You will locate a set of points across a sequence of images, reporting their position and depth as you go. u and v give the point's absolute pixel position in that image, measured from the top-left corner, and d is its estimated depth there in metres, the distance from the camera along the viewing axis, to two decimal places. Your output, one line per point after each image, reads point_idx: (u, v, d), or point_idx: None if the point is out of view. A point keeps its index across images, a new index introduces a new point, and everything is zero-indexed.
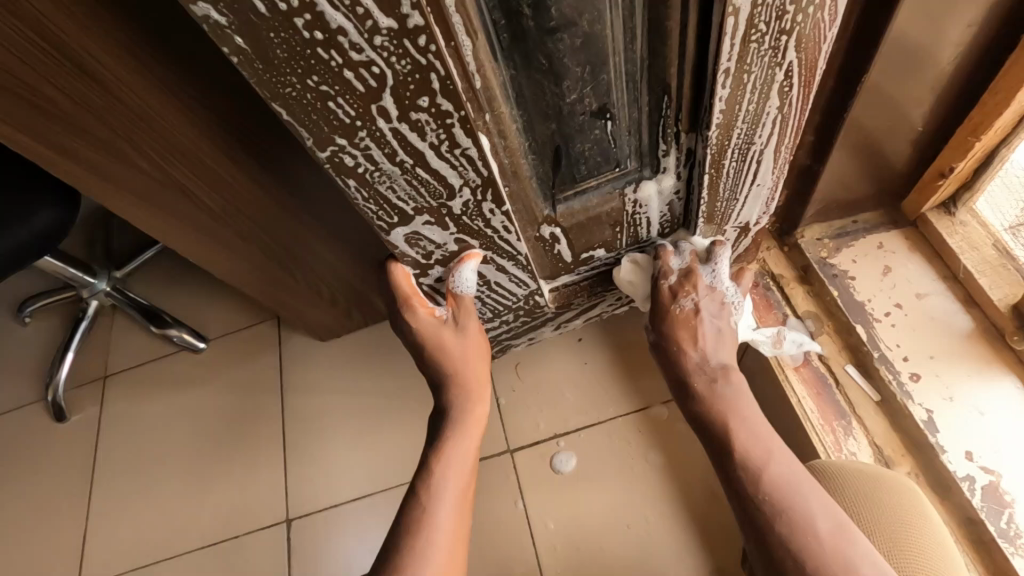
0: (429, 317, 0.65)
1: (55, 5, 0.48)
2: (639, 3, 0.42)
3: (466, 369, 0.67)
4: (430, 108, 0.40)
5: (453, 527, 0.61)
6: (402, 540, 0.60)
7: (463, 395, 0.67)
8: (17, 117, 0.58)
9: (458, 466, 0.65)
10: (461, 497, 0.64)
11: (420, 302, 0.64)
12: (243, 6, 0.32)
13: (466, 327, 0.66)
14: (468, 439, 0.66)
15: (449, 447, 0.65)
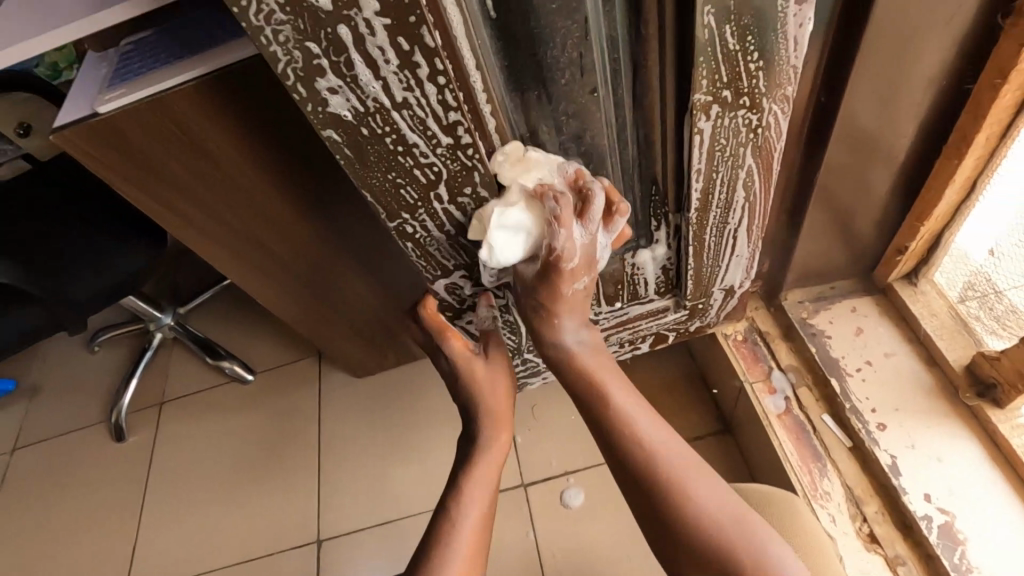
0: (463, 349, 0.71)
1: (194, 101, 0.68)
2: (629, 122, 0.57)
3: (493, 392, 0.72)
4: (471, 194, 0.55)
5: (474, 531, 0.64)
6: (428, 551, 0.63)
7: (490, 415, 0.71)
8: (147, 185, 0.76)
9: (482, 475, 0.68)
10: (486, 516, 0.66)
11: (454, 335, 0.71)
12: (354, 130, 0.48)
13: (498, 364, 0.73)
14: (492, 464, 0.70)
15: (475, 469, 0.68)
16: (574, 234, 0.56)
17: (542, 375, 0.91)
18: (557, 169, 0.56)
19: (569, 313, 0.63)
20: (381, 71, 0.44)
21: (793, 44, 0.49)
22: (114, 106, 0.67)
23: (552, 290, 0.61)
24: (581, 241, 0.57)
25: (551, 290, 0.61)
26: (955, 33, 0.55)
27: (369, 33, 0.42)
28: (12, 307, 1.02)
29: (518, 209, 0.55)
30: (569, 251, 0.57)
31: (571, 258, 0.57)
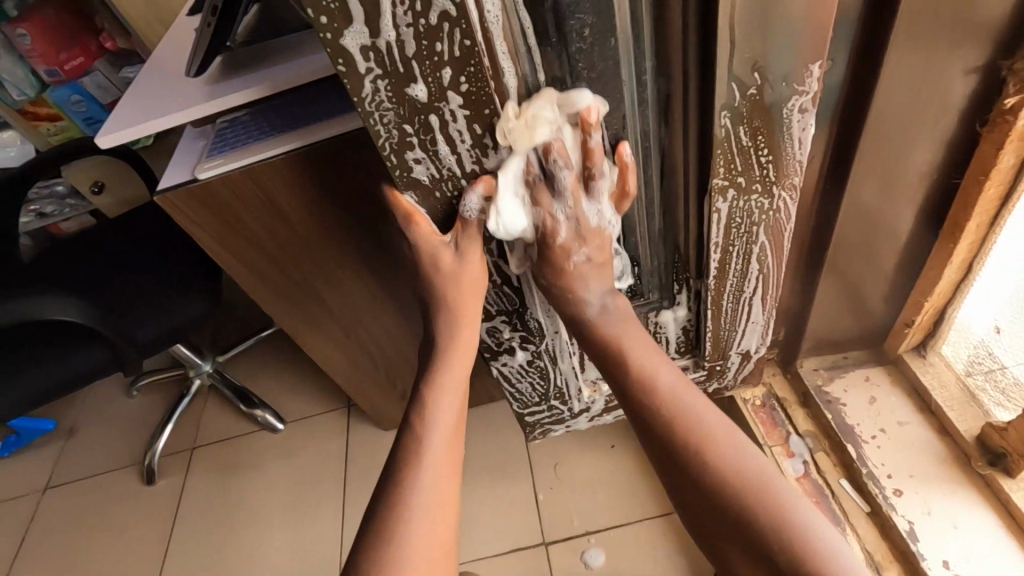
0: (430, 235, 0.61)
1: (280, 172, 0.80)
2: (657, 200, 0.66)
3: (457, 336, 0.67)
4: (517, 249, 0.65)
5: (449, 423, 0.65)
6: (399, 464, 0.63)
7: (455, 365, 0.67)
8: (225, 241, 0.87)
9: (439, 427, 0.65)
10: (455, 424, 0.66)
11: (422, 220, 0.60)
12: (428, 193, 0.58)
13: (463, 271, 0.63)
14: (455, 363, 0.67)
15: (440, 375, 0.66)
16: (555, 210, 0.60)
17: (565, 423, 0.96)
18: (556, 128, 0.55)
19: (597, 254, 0.64)
20: (456, 148, 0.55)
21: (798, 144, 0.59)
22: (214, 172, 0.78)
23: (562, 254, 0.63)
24: (587, 211, 0.61)
25: (551, 256, 0.63)
26: (941, 134, 0.63)
27: (451, 120, 0.52)
28: (77, 348, 1.13)
29: (515, 191, 0.58)
30: (574, 226, 0.61)
31: (561, 232, 0.61)
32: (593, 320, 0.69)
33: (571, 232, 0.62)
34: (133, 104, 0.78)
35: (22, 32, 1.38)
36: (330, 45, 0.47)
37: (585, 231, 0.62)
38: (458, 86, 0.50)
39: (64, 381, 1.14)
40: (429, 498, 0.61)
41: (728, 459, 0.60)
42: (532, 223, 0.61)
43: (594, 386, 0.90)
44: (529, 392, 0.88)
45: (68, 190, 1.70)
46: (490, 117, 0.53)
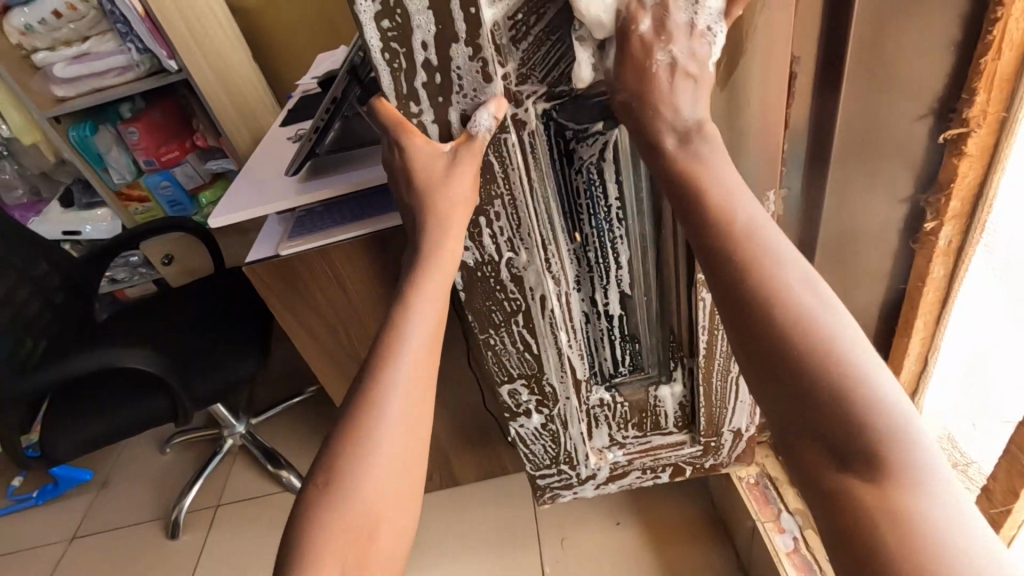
0: (427, 148, 0.61)
1: (347, 256, 0.98)
2: (654, 290, 0.80)
3: (432, 291, 0.61)
4: (538, 320, 0.79)
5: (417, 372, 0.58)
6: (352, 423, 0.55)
7: (425, 318, 0.60)
8: (292, 308, 1.05)
9: (408, 383, 0.57)
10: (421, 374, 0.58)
11: (416, 131, 0.61)
12: (471, 270, 0.74)
13: (448, 236, 0.63)
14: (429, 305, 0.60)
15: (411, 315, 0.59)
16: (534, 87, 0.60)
17: (573, 489, 1.04)
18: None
19: None
20: (497, 239, 0.71)
21: None
22: (293, 251, 0.96)
23: None
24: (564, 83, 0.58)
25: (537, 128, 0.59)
26: (884, 247, 0.78)
27: (494, 219, 0.69)
28: (141, 398, 1.27)
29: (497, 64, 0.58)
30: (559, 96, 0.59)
31: (546, 106, 0.60)
32: None
33: (552, 109, 0.59)
34: (238, 194, 0.99)
35: (133, 129, 1.65)
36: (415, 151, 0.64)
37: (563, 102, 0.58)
38: (501, 196, 0.67)
39: (124, 427, 1.27)
40: (393, 460, 0.55)
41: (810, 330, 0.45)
42: (515, 99, 0.60)
43: (600, 454, 0.99)
44: (540, 453, 0.98)
45: (140, 260, 1.92)
46: (525, 219, 0.69)
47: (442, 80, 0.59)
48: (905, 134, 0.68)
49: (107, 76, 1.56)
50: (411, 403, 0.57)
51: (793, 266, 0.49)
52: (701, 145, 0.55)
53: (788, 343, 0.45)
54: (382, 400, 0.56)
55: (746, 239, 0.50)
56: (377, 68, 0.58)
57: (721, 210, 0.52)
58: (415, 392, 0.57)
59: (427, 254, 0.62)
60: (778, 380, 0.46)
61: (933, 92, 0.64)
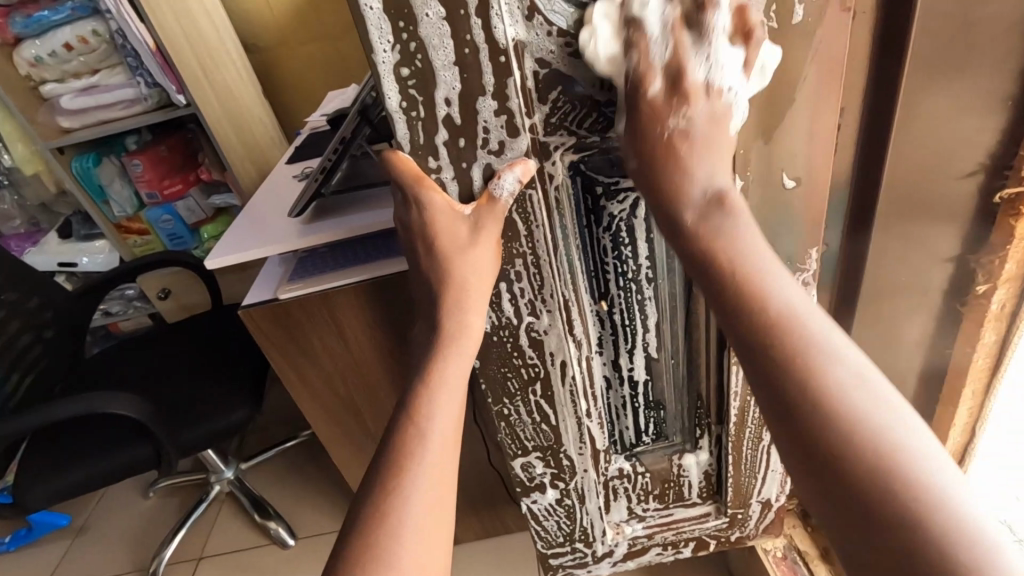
0: (447, 206, 0.57)
1: (351, 303, 0.93)
2: (682, 355, 0.75)
3: (455, 376, 0.59)
4: (557, 388, 0.73)
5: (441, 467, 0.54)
6: (365, 525, 0.51)
7: (451, 408, 0.57)
8: (289, 358, 1.00)
9: (428, 477, 0.53)
10: (446, 467, 0.55)
11: (431, 186, 0.57)
12: (487, 335, 0.68)
13: (468, 311, 0.60)
14: (452, 394, 0.57)
15: (427, 402, 0.56)
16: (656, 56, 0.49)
17: (587, 567, 0.96)
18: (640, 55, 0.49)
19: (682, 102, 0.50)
20: (516, 301, 0.65)
21: None
22: (293, 294, 0.92)
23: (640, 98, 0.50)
24: (694, 65, 0.49)
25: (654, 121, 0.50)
26: (928, 310, 0.73)
27: (514, 281, 0.64)
28: (127, 442, 1.20)
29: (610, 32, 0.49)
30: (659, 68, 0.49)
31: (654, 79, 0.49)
32: (690, 220, 0.52)
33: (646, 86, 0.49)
34: (239, 236, 0.94)
35: (136, 162, 1.62)
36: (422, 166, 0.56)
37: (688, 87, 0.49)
38: (522, 255, 0.62)
39: (105, 476, 1.19)
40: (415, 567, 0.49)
41: (861, 426, 0.44)
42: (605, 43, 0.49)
43: (617, 528, 0.92)
44: (554, 529, 0.90)
45: (136, 294, 1.87)
46: (549, 282, 0.64)
47: (466, 142, 0.55)
48: (953, 192, 0.63)
49: (115, 108, 1.55)
50: (439, 499, 0.53)
51: (844, 362, 0.47)
52: (724, 214, 0.52)
53: (846, 454, 0.44)
54: (406, 498, 0.52)
55: (782, 332, 0.48)
56: (392, 115, 0.54)
57: (757, 290, 0.50)
58: (438, 491, 0.53)
59: (449, 333, 0.59)
60: (832, 488, 0.45)
61: (985, 150, 0.60)
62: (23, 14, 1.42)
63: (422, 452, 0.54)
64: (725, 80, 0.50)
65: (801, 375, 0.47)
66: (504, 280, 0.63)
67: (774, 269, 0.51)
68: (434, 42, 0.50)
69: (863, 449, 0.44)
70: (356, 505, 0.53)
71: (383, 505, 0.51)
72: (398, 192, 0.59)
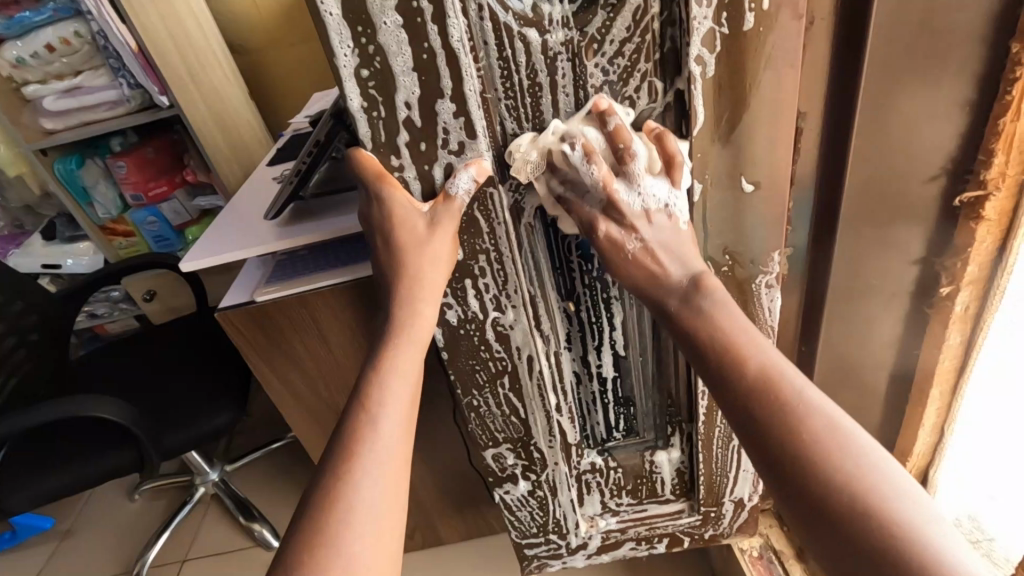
0: (407, 203, 0.57)
1: (328, 305, 0.93)
2: (650, 353, 0.75)
3: (407, 365, 0.59)
4: (525, 381, 0.73)
5: (395, 457, 0.55)
6: (313, 516, 0.50)
7: (402, 395, 0.57)
8: (266, 361, 1.00)
9: (381, 467, 0.53)
10: (399, 456, 0.55)
11: (390, 183, 0.57)
12: (454, 328, 0.68)
13: (420, 303, 0.60)
14: (402, 384, 0.58)
15: (379, 391, 0.57)
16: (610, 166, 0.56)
17: (562, 559, 0.96)
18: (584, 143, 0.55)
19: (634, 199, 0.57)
20: (482, 296, 0.66)
21: (768, 312, 0.68)
22: (269, 296, 0.92)
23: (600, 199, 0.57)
24: (628, 201, 0.57)
25: (603, 251, 0.59)
26: (896, 311, 0.73)
27: (479, 277, 0.64)
28: (106, 449, 1.19)
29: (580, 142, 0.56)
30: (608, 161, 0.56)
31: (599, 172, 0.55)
32: (672, 305, 0.59)
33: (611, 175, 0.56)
34: (214, 236, 0.94)
35: (121, 163, 1.62)
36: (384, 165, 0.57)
37: (629, 219, 0.58)
38: (486, 251, 0.62)
39: (87, 479, 1.19)
40: (369, 557, 0.49)
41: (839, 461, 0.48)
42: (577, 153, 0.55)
43: (591, 520, 0.92)
44: (527, 520, 0.90)
45: (122, 296, 1.86)
46: (513, 279, 0.64)
47: (428, 146, 0.55)
48: (916, 196, 0.64)
49: (98, 110, 1.54)
50: (388, 483, 0.53)
51: (825, 412, 0.51)
52: (703, 299, 0.58)
53: (833, 499, 0.47)
54: (355, 483, 0.52)
55: (767, 397, 0.52)
56: (353, 116, 0.54)
57: (739, 355, 0.55)
58: (392, 478, 0.54)
59: (401, 324, 0.60)
60: (813, 518, 0.47)
61: (945, 154, 0.61)
62: (5, 15, 1.42)
63: (372, 438, 0.54)
64: (658, 202, 0.58)
65: (782, 426, 0.51)
66: (467, 276, 0.64)
67: (753, 334, 0.56)
68: (393, 47, 0.50)
69: (847, 495, 0.46)
70: (306, 497, 0.53)
71: (332, 492, 0.51)
72: (361, 189, 0.59)
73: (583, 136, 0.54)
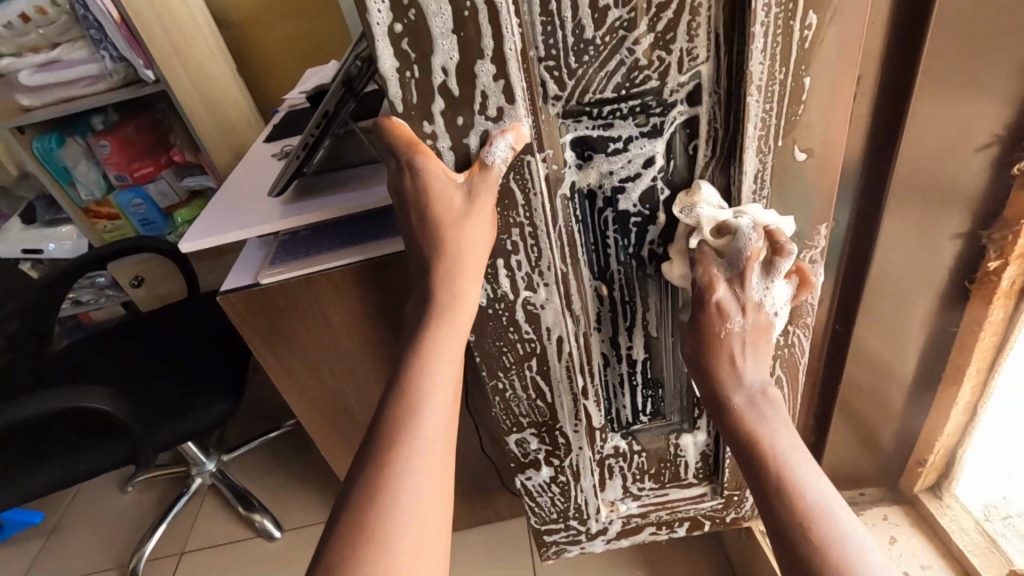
0: (443, 175, 0.53)
1: (340, 287, 0.89)
2: (682, 334, 0.72)
3: (450, 354, 0.56)
4: (554, 362, 0.70)
5: (441, 450, 0.52)
6: (358, 511, 0.48)
7: (443, 387, 0.54)
8: (274, 347, 0.95)
9: (427, 460, 0.51)
10: (444, 448, 0.53)
11: (425, 153, 0.52)
12: (481, 306, 0.65)
13: (456, 287, 0.56)
14: (447, 376, 0.55)
15: (423, 380, 0.54)
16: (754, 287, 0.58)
17: (580, 545, 0.94)
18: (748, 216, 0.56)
19: (752, 335, 0.60)
20: (514, 275, 0.62)
21: (810, 289, 0.66)
22: (276, 278, 0.87)
23: (715, 317, 0.59)
24: (754, 285, 0.58)
25: (706, 318, 0.59)
26: (935, 287, 0.71)
27: (511, 254, 0.60)
28: (97, 443, 1.14)
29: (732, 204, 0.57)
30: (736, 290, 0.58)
31: (718, 287, 0.58)
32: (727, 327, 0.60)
33: (731, 296, 0.58)
34: (215, 215, 0.89)
35: (104, 143, 1.54)
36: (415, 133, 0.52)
37: (744, 300, 0.59)
38: (520, 224, 0.58)
39: (81, 472, 1.14)
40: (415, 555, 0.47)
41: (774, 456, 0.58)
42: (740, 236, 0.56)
43: (612, 506, 0.90)
44: (548, 506, 0.88)
45: (107, 282, 1.79)
46: (547, 256, 0.60)
47: (464, 114, 0.51)
48: (966, 165, 0.61)
49: (77, 85, 1.45)
50: (432, 473, 0.51)
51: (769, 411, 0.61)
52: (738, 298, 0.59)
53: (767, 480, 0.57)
54: (397, 473, 0.50)
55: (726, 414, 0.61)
56: (384, 77, 0.49)
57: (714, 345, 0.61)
58: (435, 473, 0.51)
59: (443, 307, 0.56)
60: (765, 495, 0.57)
61: (1003, 118, 0.58)
62: None
63: (415, 429, 0.52)
64: (773, 305, 0.60)
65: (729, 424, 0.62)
66: (498, 250, 0.60)
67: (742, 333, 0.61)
68: (431, 6, 0.46)
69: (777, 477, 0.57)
70: (347, 488, 0.50)
71: (374, 481, 0.49)
72: (389, 158, 0.55)
73: (756, 217, 0.56)
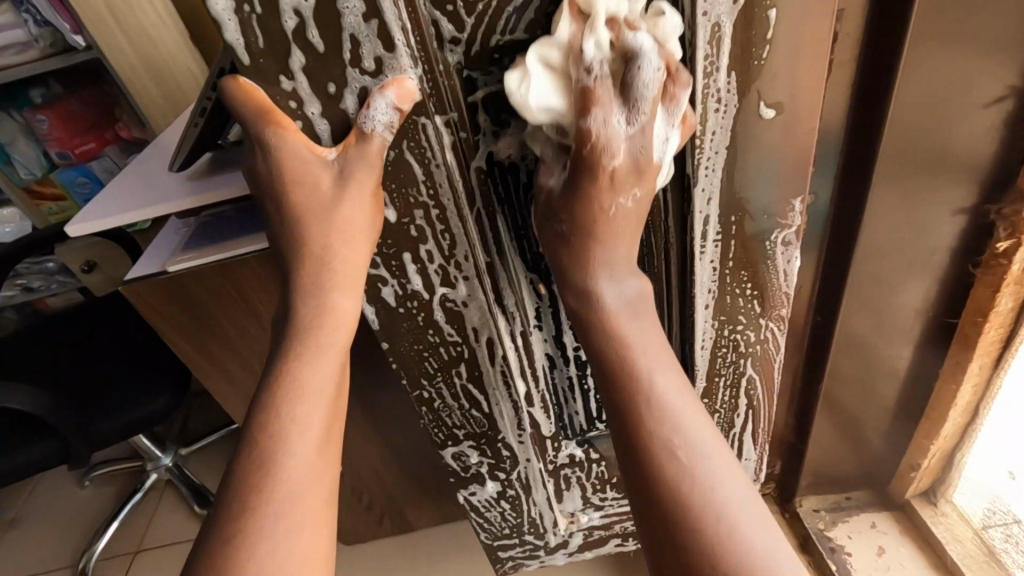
0: (307, 150, 0.43)
1: (259, 276, 0.78)
2: None
3: (322, 375, 0.46)
4: (484, 367, 0.60)
5: (315, 497, 0.43)
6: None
7: (313, 420, 0.45)
8: (195, 343, 0.85)
9: (297, 513, 0.42)
10: (319, 493, 0.44)
11: (282, 122, 0.42)
12: (391, 307, 0.55)
13: (334, 292, 0.46)
14: (320, 405, 0.45)
15: (288, 413, 0.44)
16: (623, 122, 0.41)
17: (540, 559, 0.85)
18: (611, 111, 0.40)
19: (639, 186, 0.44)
20: (425, 269, 0.52)
21: (783, 275, 0.55)
22: (185, 267, 0.77)
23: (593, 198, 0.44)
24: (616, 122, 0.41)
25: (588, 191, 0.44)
26: (932, 273, 0.61)
27: (419, 243, 0.50)
28: (25, 440, 1.05)
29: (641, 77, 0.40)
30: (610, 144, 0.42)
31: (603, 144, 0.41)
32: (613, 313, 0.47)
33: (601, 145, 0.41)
34: (112, 196, 0.78)
35: (42, 118, 1.45)
36: (275, 91, 0.41)
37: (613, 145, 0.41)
38: (424, 206, 0.48)
39: (8, 475, 1.05)
40: None
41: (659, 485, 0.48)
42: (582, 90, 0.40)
43: (572, 517, 0.81)
44: (499, 521, 0.79)
45: (59, 267, 1.69)
46: (462, 246, 0.50)
47: (333, 66, 0.40)
48: (970, 126, 0.51)
49: (4, 53, 1.34)
50: (303, 536, 0.42)
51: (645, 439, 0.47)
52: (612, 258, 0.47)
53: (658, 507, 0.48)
54: (258, 540, 0.40)
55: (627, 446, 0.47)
56: (219, 20, 0.38)
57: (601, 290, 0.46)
58: (308, 525, 0.42)
59: (310, 319, 0.46)
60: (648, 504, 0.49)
61: (1016, 67, 0.47)
62: None
63: (278, 476, 0.42)
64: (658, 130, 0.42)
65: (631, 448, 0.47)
66: (400, 237, 0.49)
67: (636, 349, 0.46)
68: None
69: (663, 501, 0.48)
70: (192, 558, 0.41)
71: (220, 558, 0.39)
72: (244, 128, 0.44)
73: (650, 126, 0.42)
